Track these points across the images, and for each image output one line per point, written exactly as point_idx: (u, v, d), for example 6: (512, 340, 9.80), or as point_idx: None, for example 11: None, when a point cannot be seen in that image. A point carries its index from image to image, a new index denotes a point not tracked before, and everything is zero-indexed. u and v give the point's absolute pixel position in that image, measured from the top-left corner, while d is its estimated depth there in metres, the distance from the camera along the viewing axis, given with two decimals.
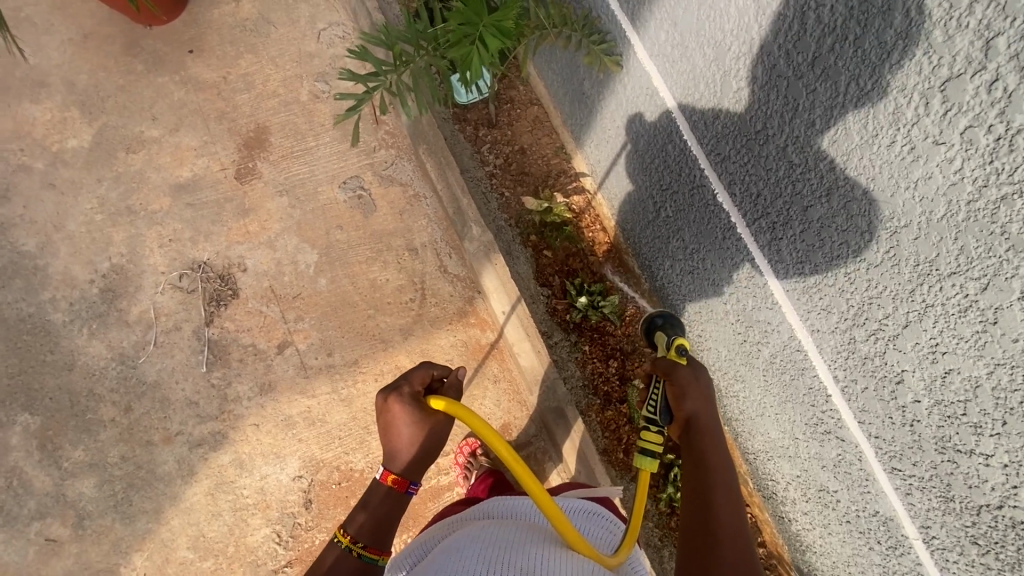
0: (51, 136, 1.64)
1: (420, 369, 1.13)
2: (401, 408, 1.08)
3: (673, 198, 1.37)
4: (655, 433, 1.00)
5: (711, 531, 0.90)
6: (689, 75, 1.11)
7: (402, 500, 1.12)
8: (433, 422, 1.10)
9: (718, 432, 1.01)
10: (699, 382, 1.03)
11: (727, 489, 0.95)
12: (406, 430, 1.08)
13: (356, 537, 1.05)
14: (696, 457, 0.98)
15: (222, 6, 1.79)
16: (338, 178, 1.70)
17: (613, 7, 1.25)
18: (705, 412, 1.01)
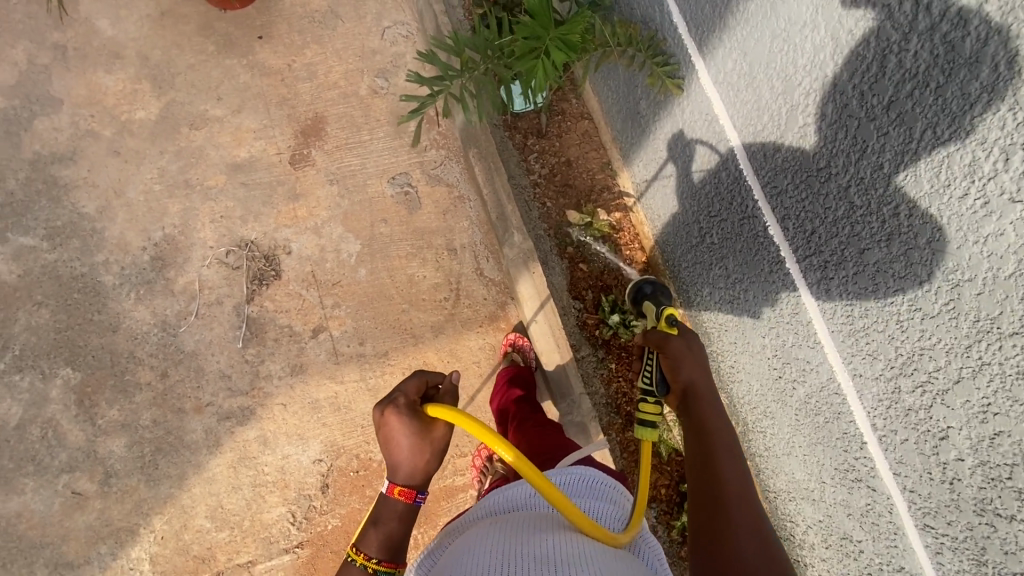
0: (121, 106, 1.72)
1: (413, 379, 1.18)
2: (398, 419, 1.12)
3: (720, 226, 1.36)
4: (652, 402, 1.05)
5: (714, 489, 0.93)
6: (753, 106, 1.10)
7: (412, 511, 1.13)
8: (432, 433, 1.13)
9: (717, 399, 1.04)
10: (694, 351, 1.07)
11: (729, 451, 0.97)
12: (406, 439, 1.12)
13: (369, 554, 1.06)
14: (696, 423, 1.01)
15: None
16: (387, 173, 1.74)
17: (681, 31, 1.26)
18: (701, 379, 1.05)
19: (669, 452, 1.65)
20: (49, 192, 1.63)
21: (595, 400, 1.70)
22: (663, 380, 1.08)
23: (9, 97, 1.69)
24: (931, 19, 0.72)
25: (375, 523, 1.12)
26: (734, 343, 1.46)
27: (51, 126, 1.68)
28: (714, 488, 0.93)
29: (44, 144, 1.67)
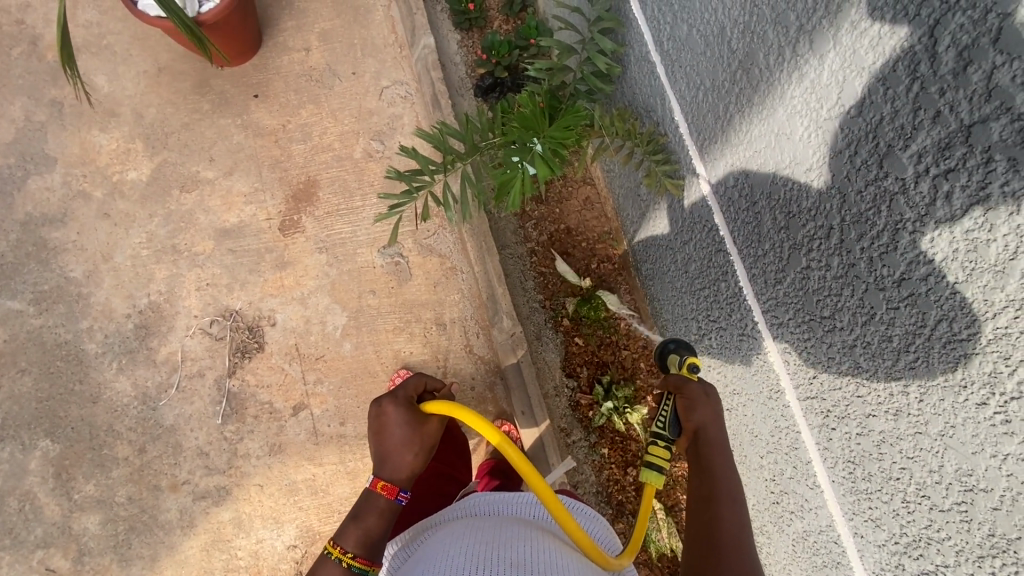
0: (114, 166, 1.70)
1: (413, 378, 1.19)
2: (395, 412, 1.12)
3: (719, 332, 1.26)
4: (663, 448, 0.98)
5: (710, 541, 0.85)
6: (753, 229, 1.01)
7: (392, 509, 1.10)
8: (424, 428, 1.13)
9: (729, 448, 0.95)
10: (712, 396, 0.99)
11: (733, 501, 0.89)
12: (400, 430, 1.11)
13: (346, 548, 1.05)
14: (702, 468, 0.93)
15: (293, 53, 1.81)
16: (378, 242, 1.69)
17: (682, 131, 1.17)
18: (715, 428, 0.96)
19: (659, 553, 1.57)
20: (38, 254, 1.62)
21: (584, 490, 1.61)
22: (676, 424, 1.00)
23: (4, 155, 1.69)
24: (950, 210, 0.62)
25: (353, 518, 1.08)
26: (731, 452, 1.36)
27: (44, 186, 1.67)
28: (710, 542, 0.85)
29: (36, 205, 1.66)
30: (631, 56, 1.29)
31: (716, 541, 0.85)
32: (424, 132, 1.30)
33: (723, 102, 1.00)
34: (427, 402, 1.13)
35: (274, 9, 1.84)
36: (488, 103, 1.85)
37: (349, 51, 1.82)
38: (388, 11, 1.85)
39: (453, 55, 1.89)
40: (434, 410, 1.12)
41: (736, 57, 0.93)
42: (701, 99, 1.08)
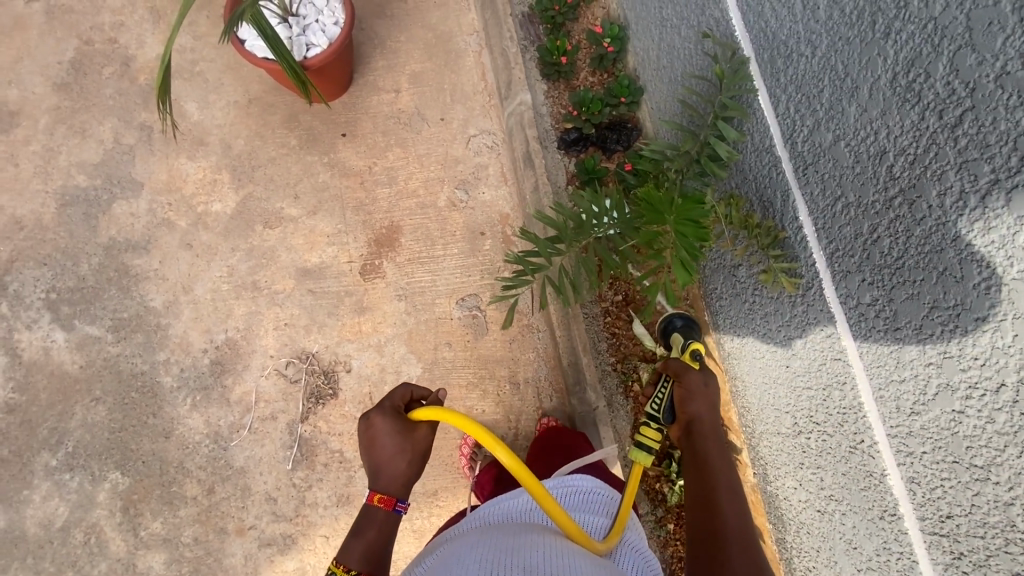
0: (199, 196, 1.70)
1: (398, 389, 1.17)
2: (383, 422, 1.11)
3: (821, 435, 1.24)
4: (653, 430, 1.14)
5: (711, 525, 0.98)
6: (892, 353, 0.98)
7: (391, 521, 1.06)
8: (414, 436, 1.11)
9: (719, 439, 1.11)
10: (708, 389, 1.16)
11: (729, 490, 1.02)
12: (390, 440, 1.10)
13: (348, 566, 0.97)
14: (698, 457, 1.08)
15: (383, 94, 1.81)
16: (456, 294, 1.68)
17: (808, 233, 1.15)
18: (707, 418, 1.13)
19: None
20: (120, 280, 1.62)
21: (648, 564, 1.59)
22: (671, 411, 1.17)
23: (91, 177, 1.69)
24: None
25: (352, 534, 1.03)
26: (818, 552, 1.34)
27: (129, 211, 1.67)
28: (714, 526, 0.97)
29: (120, 230, 1.65)
30: (750, 142, 1.27)
31: (717, 525, 0.97)
32: (549, 212, 1.34)
33: (871, 219, 0.97)
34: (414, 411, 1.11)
35: (367, 48, 1.85)
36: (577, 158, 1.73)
37: (438, 96, 1.83)
38: (479, 58, 1.86)
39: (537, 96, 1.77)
40: (421, 417, 1.10)
41: (898, 182, 0.90)
42: (838, 209, 1.05)
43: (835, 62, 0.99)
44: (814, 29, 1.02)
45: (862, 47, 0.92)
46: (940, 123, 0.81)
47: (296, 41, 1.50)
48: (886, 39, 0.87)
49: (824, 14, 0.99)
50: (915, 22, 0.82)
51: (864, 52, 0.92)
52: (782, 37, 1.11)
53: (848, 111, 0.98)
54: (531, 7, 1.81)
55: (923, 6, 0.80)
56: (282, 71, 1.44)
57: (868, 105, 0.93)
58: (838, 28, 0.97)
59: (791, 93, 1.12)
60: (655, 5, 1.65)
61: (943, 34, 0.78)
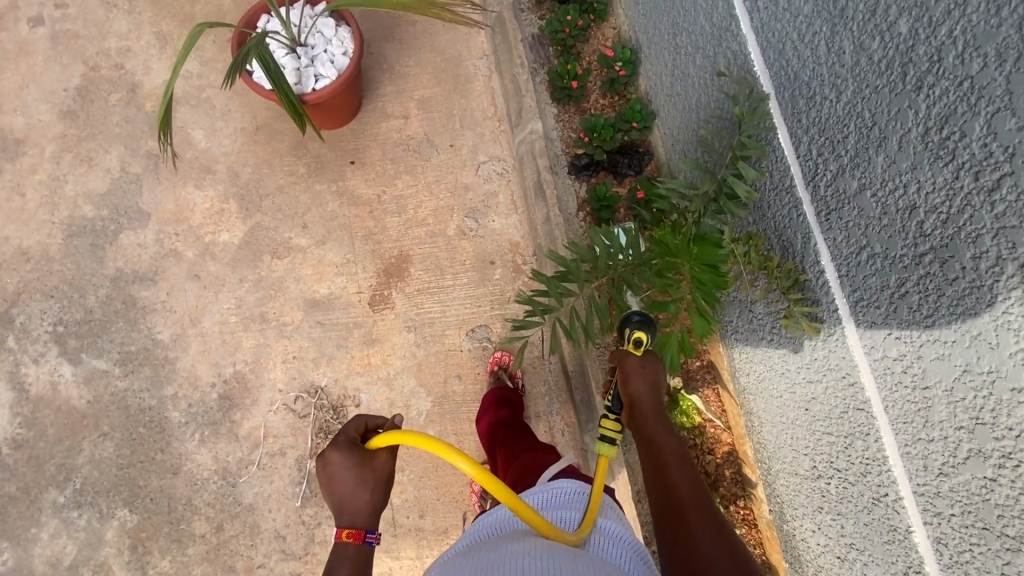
0: (207, 226, 1.68)
1: (351, 419, 1.09)
2: (338, 455, 1.02)
3: (842, 481, 1.21)
4: (612, 421, 1.13)
5: (673, 501, 1.03)
6: (920, 410, 0.96)
7: (364, 555, 0.97)
8: (373, 463, 1.03)
9: (662, 413, 1.14)
10: (647, 369, 1.16)
11: (680, 461, 1.08)
12: (350, 471, 1.02)
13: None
14: (648, 439, 1.11)
15: (392, 120, 1.79)
16: (466, 325, 1.65)
17: (830, 278, 1.12)
18: (648, 397, 1.14)
19: None
20: (127, 313, 1.60)
21: None
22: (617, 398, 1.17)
23: (98, 207, 1.68)
24: None
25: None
26: None
27: (136, 242, 1.65)
28: (676, 499, 1.03)
29: (127, 261, 1.64)
30: (770, 181, 1.24)
31: (677, 500, 1.03)
32: (555, 264, 1.26)
33: (898, 273, 0.94)
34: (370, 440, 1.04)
35: (375, 73, 1.83)
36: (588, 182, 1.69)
37: (447, 122, 1.80)
38: (489, 82, 1.84)
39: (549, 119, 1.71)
40: (378, 442, 1.02)
41: (929, 239, 0.87)
42: (863, 258, 1.02)
43: (862, 109, 0.95)
44: (839, 73, 0.99)
45: (891, 97, 0.89)
46: (976, 184, 0.77)
47: (303, 72, 1.47)
48: (918, 92, 0.84)
49: (850, 59, 0.96)
50: (950, 79, 0.78)
51: (894, 102, 0.88)
52: (805, 77, 1.08)
53: (875, 160, 0.95)
54: (541, 29, 1.77)
55: (959, 63, 0.76)
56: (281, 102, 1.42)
57: (897, 157, 0.90)
58: (866, 75, 0.93)
59: (813, 135, 1.09)
60: (670, 29, 1.60)
61: (980, 94, 0.74)
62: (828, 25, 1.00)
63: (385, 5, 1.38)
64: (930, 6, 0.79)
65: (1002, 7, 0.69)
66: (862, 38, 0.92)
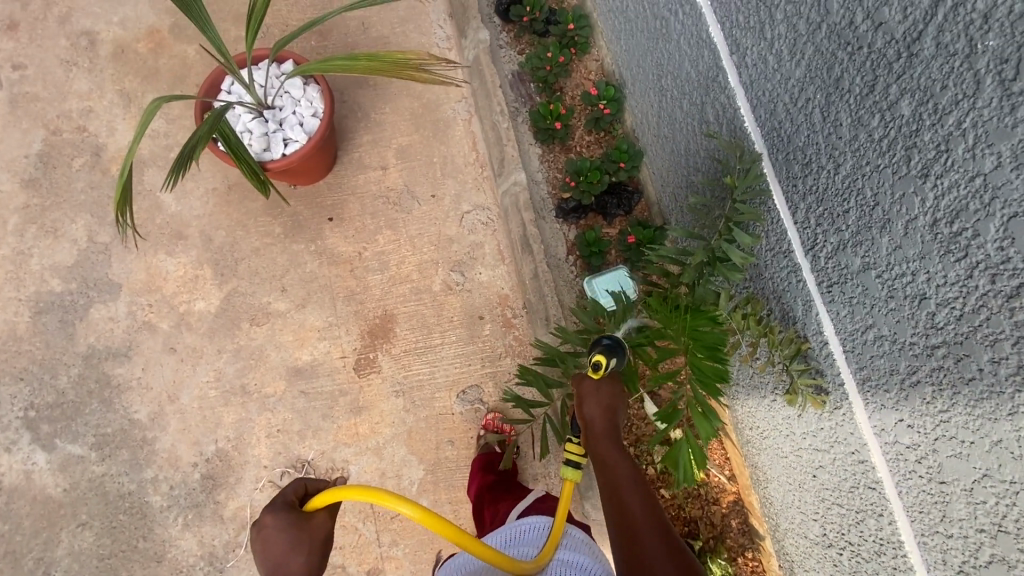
0: (181, 295, 1.61)
1: (290, 480, 0.92)
2: (271, 518, 0.86)
3: (854, 555, 1.16)
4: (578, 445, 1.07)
5: (627, 526, 0.90)
6: (936, 502, 0.90)
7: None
8: (310, 524, 0.86)
9: (620, 436, 1.01)
10: (602, 391, 1.05)
11: (633, 485, 0.94)
12: (280, 535, 0.84)
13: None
14: (600, 463, 0.98)
15: (370, 171, 1.72)
16: (457, 386, 1.59)
17: (835, 352, 1.06)
18: (601, 419, 1.02)
19: None
20: (101, 393, 1.53)
21: None
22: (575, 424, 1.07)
23: (66, 280, 1.61)
24: None
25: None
26: None
27: (107, 316, 1.58)
28: (629, 527, 0.90)
29: (99, 337, 1.57)
30: (766, 242, 1.17)
31: (630, 525, 0.90)
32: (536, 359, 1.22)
33: (908, 360, 0.89)
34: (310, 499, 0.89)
35: (350, 122, 1.75)
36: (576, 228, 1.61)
37: (428, 171, 1.73)
38: (469, 127, 1.77)
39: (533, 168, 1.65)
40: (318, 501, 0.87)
41: (941, 332, 0.81)
42: (869, 338, 0.96)
43: (862, 186, 0.89)
44: (836, 145, 0.93)
45: (894, 179, 0.83)
46: (992, 287, 0.71)
47: (272, 136, 1.41)
48: (924, 179, 0.78)
49: (848, 132, 0.90)
50: (959, 172, 0.72)
51: (897, 185, 0.82)
52: (799, 143, 1.01)
53: (879, 241, 0.88)
54: (520, 64, 1.72)
55: (969, 158, 0.70)
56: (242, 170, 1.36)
57: (903, 242, 0.84)
58: (866, 152, 0.87)
59: (811, 203, 1.02)
60: (653, 70, 1.53)
61: (994, 195, 0.68)
62: (822, 93, 0.93)
63: (359, 62, 1.31)
64: (934, 91, 0.73)
65: (1018, 106, 0.63)
66: (860, 112, 0.86)
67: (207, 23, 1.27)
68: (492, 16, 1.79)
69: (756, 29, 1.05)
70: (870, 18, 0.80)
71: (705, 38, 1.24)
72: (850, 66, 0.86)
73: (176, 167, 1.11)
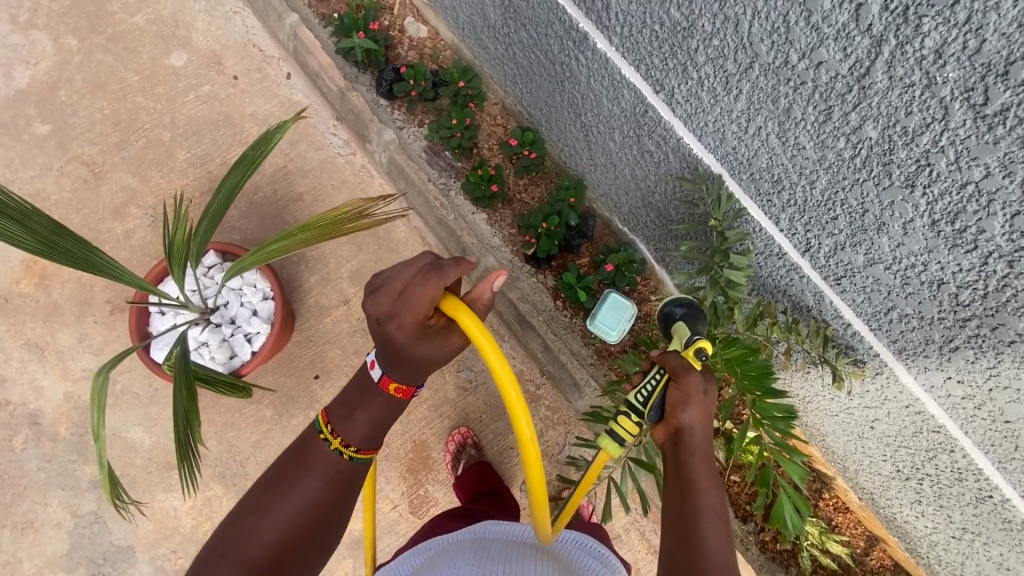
0: (201, 524, 1.53)
1: (434, 288, 0.75)
2: (398, 328, 0.80)
3: (934, 484, 1.25)
4: (632, 422, 0.86)
5: (692, 556, 0.74)
6: (1002, 435, 0.99)
7: (403, 400, 0.96)
8: (445, 347, 0.85)
9: (710, 452, 0.83)
10: (708, 396, 0.85)
11: (714, 514, 0.78)
12: (422, 351, 0.84)
13: (348, 441, 0.94)
14: (683, 475, 0.80)
15: (334, 311, 1.65)
16: (516, 479, 1.60)
17: (861, 330, 1.10)
18: (701, 428, 0.83)
19: None
20: None
21: None
22: (659, 410, 0.85)
23: (71, 567, 1.50)
24: None
25: (355, 405, 0.94)
26: (963, 565, 1.37)
27: None
28: (694, 554, 0.74)
29: None
30: (755, 249, 1.18)
31: (696, 556, 0.74)
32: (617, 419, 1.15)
33: (942, 331, 0.94)
34: (455, 309, 0.77)
35: (291, 269, 1.66)
36: (553, 273, 1.57)
37: None
38: (409, 223, 1.70)
39: (489, 239, 1.60)
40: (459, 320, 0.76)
41: (969, 308, 0.87)
42: (893, 316, 1.01)
43: (845, 197, 0.92)
44: (804, 165, 0.95)
45: (878, 190, 0.86)
46: (1011, 270, 0.77)
47: (234, 340, 1.36)
48: (911, 189, 0.81)
49: (813, 153, 0.92)
50: (947, 181, 0.76)
51: (884, 195, 0.85)
52: (762, 164, 1.03)
53: (879, 241, 0.92)
54: (427, 137, 1.61)
55: (955, 170, 0.74)
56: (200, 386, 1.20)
57: (906, 240, 0.88)
58: (839, 168, 0.90)
59: (793, 213, 1.05)
60: (568, 108, 1.46)
61: (991, 198, 0.72)
62: (773, 121, 0.94)
63: (295, 237, 1.16)
64: (899, 117, 0.75)
65: (995, 126, 0.67)
66: (822, 136, 0.88)
67: (117, 270, 1.11)
68: (378, 101, 1.66)
69: (678, 69, 1.05)
70: (807, 58, 0.81)
71: (619, 79, 1.21)
72: (796, 98, 0.88)
73: (186, 460, 0.99)
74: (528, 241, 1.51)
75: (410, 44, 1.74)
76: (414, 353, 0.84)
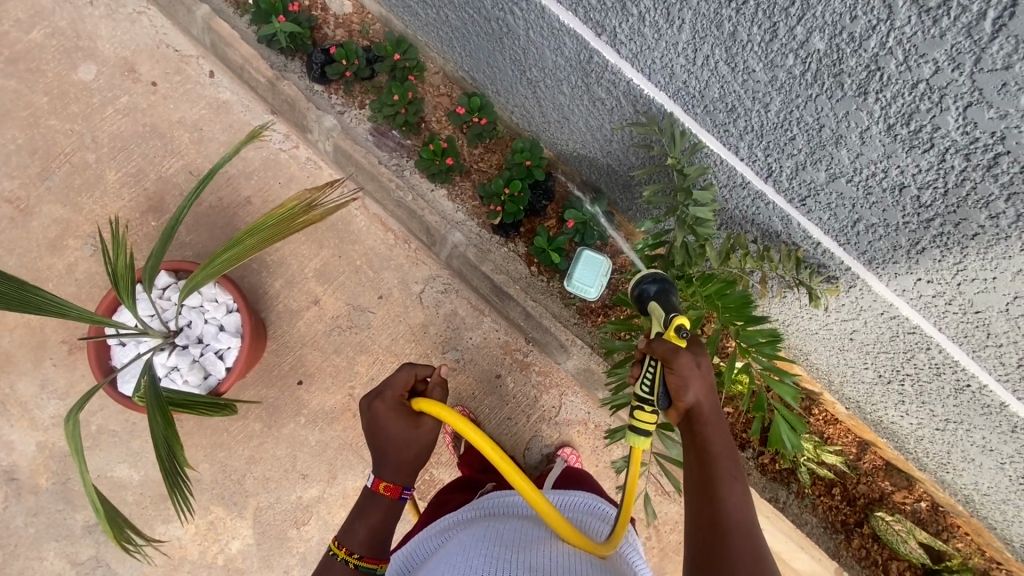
0: (209, 547, 1.51)
1: (402, 372, 1.05)
2: (382, 413, 1.02)
3: (914, 382, 1.29)
4: (649, 412, 0.83)
5: (716, 522, 0.76)
6: (973, 325, 1.02)
7: (397, 507, 1.04)
8: (419, 429, 1.02)
9: (722, 423, 0.85)
10: (702, 368, 0.85)
11: (733, 478, 0.79)
12: (397, 432, 1.01)
13: (352, 549, 0.98)
14: (698, 446, 0.83)
15: (306, 312, 1.60)
16: (519, 446, 1.61)
17: (830, 247, 1.10)
18: (709, 401, 0.84)
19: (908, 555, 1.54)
20: None
21: (818, 534, 1.60)
22: (665, 395, 0.85)
23: None
24: None
25: (357, 516, 1.02)
26: (950, 454, 1.43)
27: None
28: (716, 519, 0.76)
29: None
30: (718, 182, 1.17)
31: (719, 519, 0.76)
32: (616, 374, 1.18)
33: (908, 235, 0.95)
34: (418, 399, 1.01)
35: (254, 278, 1.60)
36: (522, 240, 1.55)
37: (359, 276, 1.62)
38: (368, 210, 1.64)
39: (452, 214, 1.55)
40: (424, 406, 1.00)
41: (932, 208, 0.88)
42: (860, 229, 1.02)
43: (801, 115, 0.91)
44: (757, 89, 0.93)
45: (832, 103, 0.85)
46: (968, 163, 0.77)
47: (206, 359, 1.31)
48: (864, 96, 0.80)
49: (764, 74, 0.90)
50: (899, 83, 0.75)
51: (838, 108, 0.85)
52: (714, 94, 1.01)
53: (838, 154, 0.92)
54: (370, 118, 1.55)
55: (905, 70, 0.73)
56: (177, 411, 1.14)
57: (864, 149, 0.87)
58: (791, 87, 0.88)
59: (751, 140, 1.04)
60: (511, 66, 1.40)
61: (943, 94, 0.72)
62: (720, 48, 0.92)
63: (247, 242, 1.10)
64: (845, 23, 0.74)
65: (939, 19, 0.66)
66: (770, 56, 0.86)
67: (65, 304, 1.05)
68: (313, 88, 1.57)
69: (617, 7, 1.02)
70: None
71: (559, 27, 1.16)
72: (740, 19, 0.85)
73: (176, 485, 0.96)
74: (493, 211, 1.46)
75: (335, 22, 1.63)
76: (393, 438, 1.02)
